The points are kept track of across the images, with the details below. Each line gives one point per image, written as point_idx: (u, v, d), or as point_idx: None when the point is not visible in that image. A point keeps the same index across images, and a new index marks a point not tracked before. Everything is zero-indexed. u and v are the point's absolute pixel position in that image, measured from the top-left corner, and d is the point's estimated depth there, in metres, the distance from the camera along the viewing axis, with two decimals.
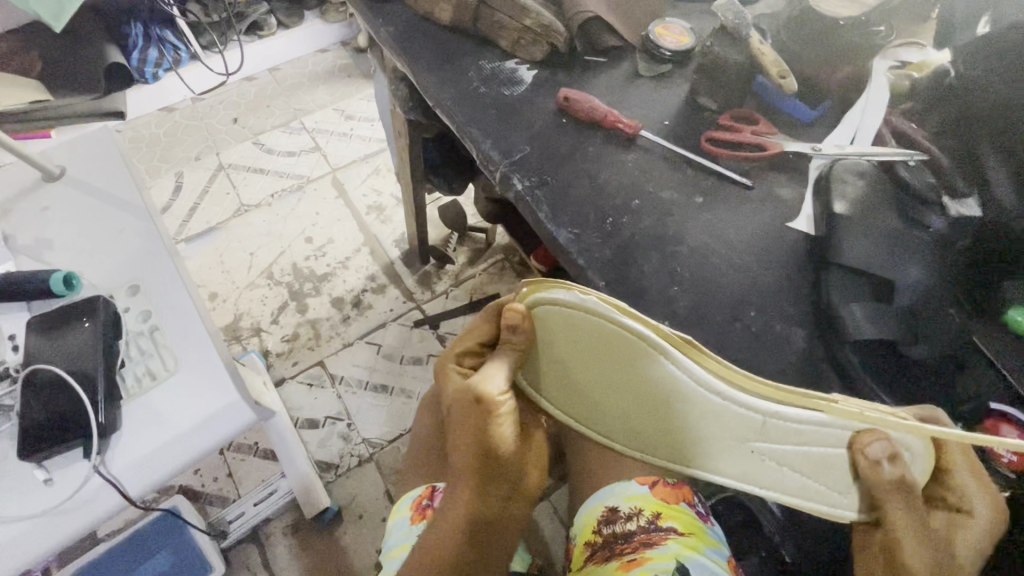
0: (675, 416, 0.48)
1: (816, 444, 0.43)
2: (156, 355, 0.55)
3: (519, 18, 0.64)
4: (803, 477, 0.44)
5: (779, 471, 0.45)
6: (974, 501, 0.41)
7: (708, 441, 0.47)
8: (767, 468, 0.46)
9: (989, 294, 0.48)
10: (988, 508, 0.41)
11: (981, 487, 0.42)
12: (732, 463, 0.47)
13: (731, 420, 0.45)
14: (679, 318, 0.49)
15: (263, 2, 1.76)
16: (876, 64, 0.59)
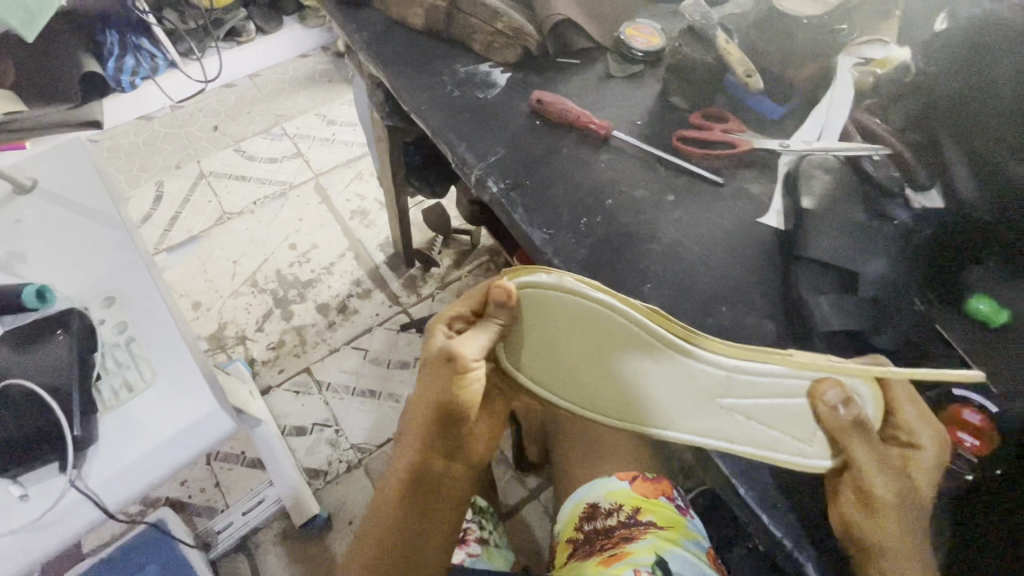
0: (641, 377, 0.48)
1: (772, 394, 0.46)
2: (133, 366, 0.54)
3: (491, 22, 0.64)
4: (766, 429, 0.45)
5: (739, 420, 0.46)
6: (922, 434, 0.42)
7: (676, 403, 0.48)
8: (720, 418, 0.46)
9: (953, 283, 0.49)
10: (938, 439, 0.42)
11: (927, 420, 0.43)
12: (695, 419, 0.47)
13: (692, 376, 0.47)
14: None
15: (241, 9, 1.75)
16: (841, 61, 0.60)
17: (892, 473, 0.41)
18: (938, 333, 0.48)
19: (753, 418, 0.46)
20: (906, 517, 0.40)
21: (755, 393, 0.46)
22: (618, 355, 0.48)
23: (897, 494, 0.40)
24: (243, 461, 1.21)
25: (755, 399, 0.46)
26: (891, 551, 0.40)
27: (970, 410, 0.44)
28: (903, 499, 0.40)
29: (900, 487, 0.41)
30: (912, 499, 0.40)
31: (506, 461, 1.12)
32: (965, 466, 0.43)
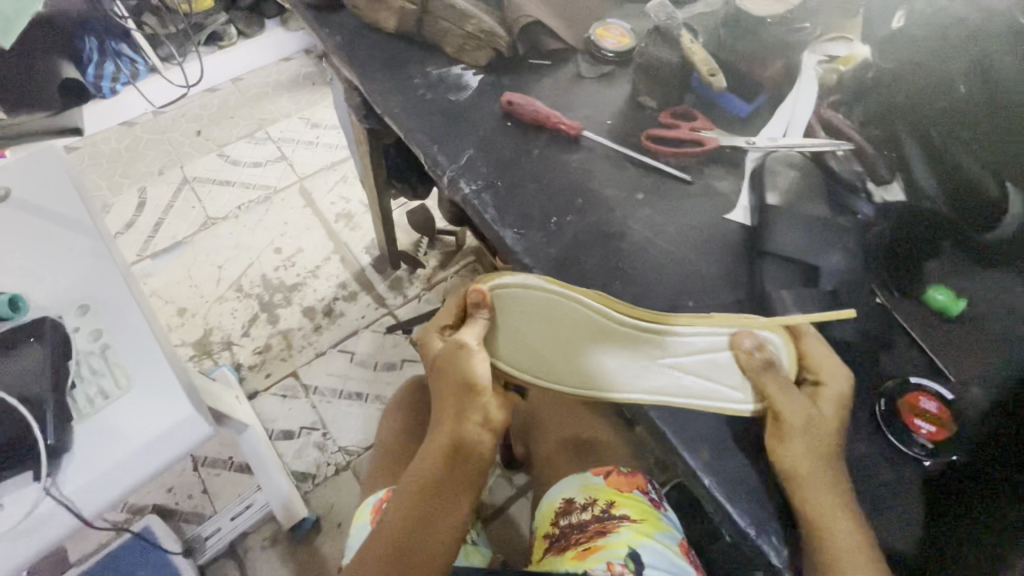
0: (589, 344, 0.49)
1: (705, 350, 0.48)
2: (108, 374, 0.54)
3: (461, 24, 0.65)
4: (701, 381, 0.47)
5: (674, 376, 0.47)
6: (827, 369, 0.45)
7: (624, 365, 0.48)
8: (669, 378, 0.47)
9: (914, 274, 0.50)
10: (842, 372, 0.45)
11: (833, 358, 0.46)
12: (637, 380, 0.48)
13: (632, 339, 0.49)
14: None
15: (222, 13, 1.75)
16: (804, 58, 0.62)
17: (798, 403, 0.43)
18: (899, 322, 0.49)
19: (692, 375, 0.47)
20: (820, 446, 0.42)
21: (692, 353, 0.48)
22: (562, 319, 0.49)
23: (804, 423, 0.43)
24: (230, 466, 1.20)
25: (690, 357, 0.48)
26: (812, 477, 0.41)
27: (927, 398, 0.45)
28: (812, 428, 0.43)
29: (807, 417, 0.43)
30: (821, 428, 0.42)
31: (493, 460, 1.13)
32: (923, 453, 0.43)
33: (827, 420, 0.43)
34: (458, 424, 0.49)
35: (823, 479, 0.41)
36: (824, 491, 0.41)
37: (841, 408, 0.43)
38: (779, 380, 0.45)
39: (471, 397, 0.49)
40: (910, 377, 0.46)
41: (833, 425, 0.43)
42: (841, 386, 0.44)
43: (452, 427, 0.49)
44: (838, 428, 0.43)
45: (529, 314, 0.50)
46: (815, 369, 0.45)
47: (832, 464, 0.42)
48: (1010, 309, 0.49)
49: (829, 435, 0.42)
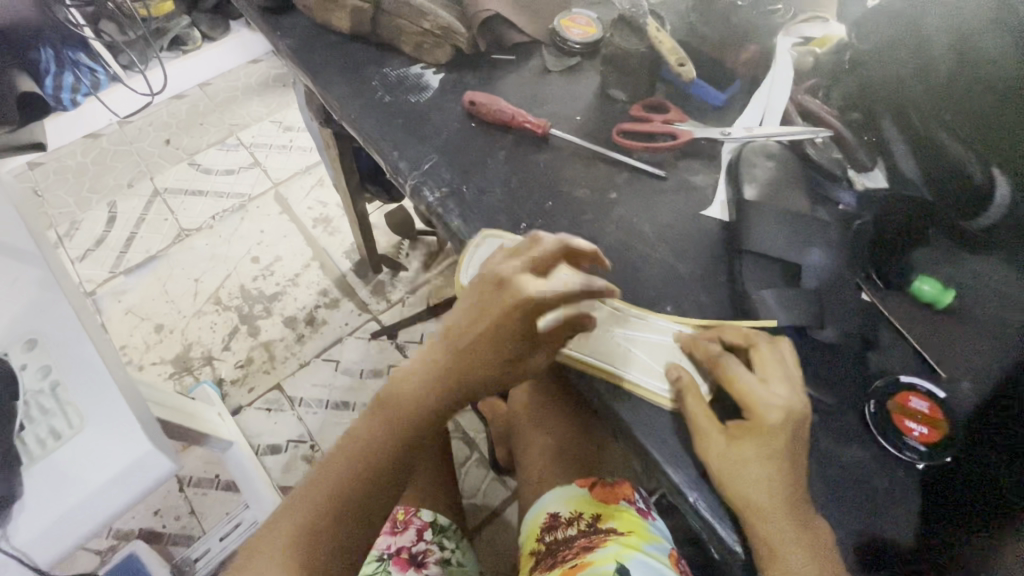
0: None
1: (662, 339, 0.46)
2: (60, 413, 0.51)
3: (418, 21, 0.62)
4: (646, 364, 0.45)
5: (626, 353, 0.46)
6: (750, 396, 0.40)
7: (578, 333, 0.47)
8: (622, 354, 0.46)
9: (902, 265, 0.48)
10: (766, 399, 0.40)
11: (757, 383, 0.41)
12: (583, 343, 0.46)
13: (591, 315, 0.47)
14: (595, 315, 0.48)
15: (184, 16, 1.68)
16: (780, 42, 0.59)
17: (710, 430, 0.41)
18: (884, 316, 0.47)
19: (641, 353, 0.46)
20: (735, 477, 0.39)
21: (646, 331, 0.47)
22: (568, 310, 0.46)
23: (716, 452, 0.40)
24: (217, 485, 1.18)
25: (649, 339, 0.46)
26: (768, 520, 0.38)
27: (917, 397, 0.43)
28: (725, 458, 0.40)
29: (717, 446, 0.40)
30: (736, 460, 0.39)
31: (485, 463, 1.11)
32: (916, 456, 0.41)
33: (743, 452, 0.39)
34: (483, 373, 0.43)
35: (745, 508, 0.39)
36: (761, 522, 0.38)
37: (771, 446, 0.39)
38: (694, 408, 0.42)
39: (510, 358, 0.43)
40: (898, 376, 0.44)
41: (752, 457, 0.39)
42: (766, 417, 0.39)
43: (472, 370, 0.43)
44: (766, 463, 0.38)
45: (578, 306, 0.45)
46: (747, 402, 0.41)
47: (760, 494, 0.38)
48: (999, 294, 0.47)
49: (755, 470, 0.39)
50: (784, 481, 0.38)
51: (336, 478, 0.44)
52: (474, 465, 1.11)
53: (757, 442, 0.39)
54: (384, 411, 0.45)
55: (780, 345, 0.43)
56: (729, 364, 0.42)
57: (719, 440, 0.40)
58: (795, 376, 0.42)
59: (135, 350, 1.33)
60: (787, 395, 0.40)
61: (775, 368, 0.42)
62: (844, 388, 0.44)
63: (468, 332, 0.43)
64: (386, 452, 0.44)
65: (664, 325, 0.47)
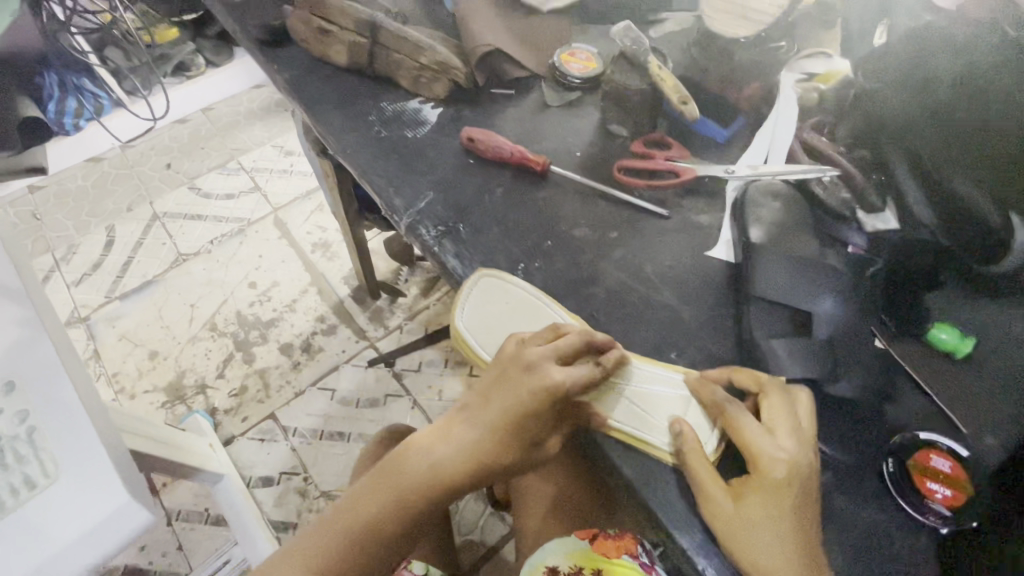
0: None
1: (665, 391, 0.44)
2: (34, 461, 0.49)
3: (416, 56, 0.61)
4: (647, 418, 0.43)
5: (629, 406, 0.43)
6: (757, 453, 0.39)
7: None
8: (623, 408, 0.43)
9: (918, 311, 0.46)
10: (772, 455, 0.38)
11: (764, 438, 0.39)
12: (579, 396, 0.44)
13: None
14: None
15: (188, 43, 1.69)
16: (783, 77, 0.57)
17: (714, 487, 0.39)
18: (900, 366, 0.44)
19: (642, 404, 0.43)
20: (741, 542, 0.37)
21: (649, 382, 0.44)
22: None
23: (721, 513, 0.38)
24: (206, 519, 1.14)
25: (649, 388, 0.44)
26: None
27: (940, 455, 0.40)
28: (732, 519, 0.37)
29: (722, 505, 0.38)
30: (741, 521, 0.37)
31: (483, 498, 1.07)
32: (940, 521, 0.38)
33: (751, 514, 0.37)
34: (500, 456, 0.42)
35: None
36: None
37: (777, 504, 0.37)
38: (697, 462, 0.40)
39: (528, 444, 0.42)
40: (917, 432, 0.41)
41: (760, 520, 0.37)
42: (770, 472, 0.38)
43: (489, 452, 0.42)
44: (775, 525, 0.37)
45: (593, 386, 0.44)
46: (751, 457, 0.39)
47: (772, 561, 0.36)
48: (1016, 341, 0.45)
49: (763, 531, 0.37)
50: (794, 544, 0.36)
51: (333, 546, 0.43)
52: (472, 500, 1.07)
53: (764, 500, 0.37)
54: (389, 482, 0.44)
55: (794, 396, 0.41)
56: (734, 416, 0.40)
57: (723, 499, 0.38)
58: (804, 431, 0.40)
59: (128, 377, 1.31)
60: (795, 451, 0.38)
61: (785, 421, 0.39)
62: (862, 444, 0.42)
63: (487, 414, 0.43)
64: (385, 525, 0.43)
65: (666, 374, 0.44)
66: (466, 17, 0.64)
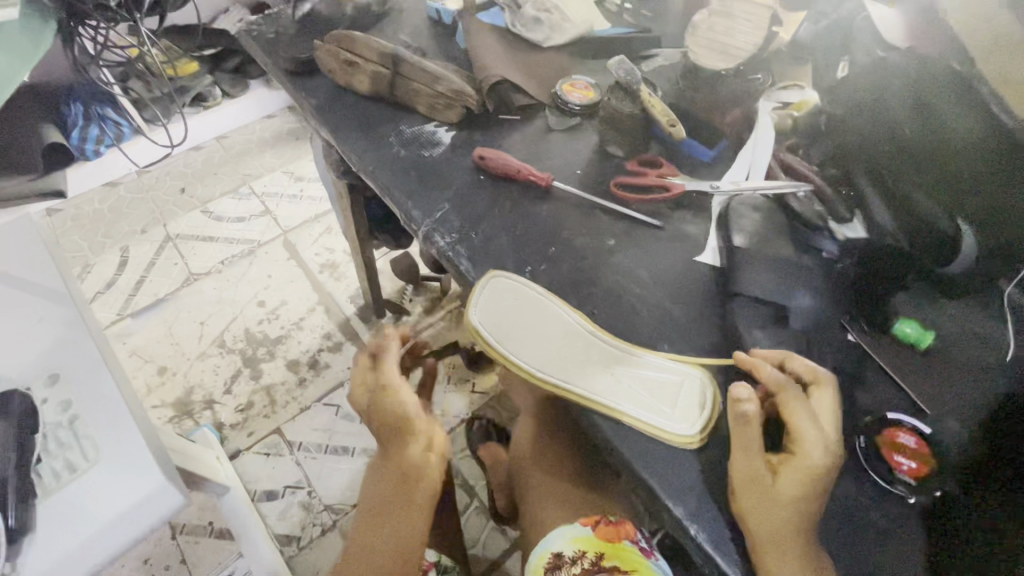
0: (566, 352, 0.50)
1: (661, 377, 0.49)
2: (76, 447, 0.53)
3: (433, 85, 0.67)
4: (642, 404, 0.47)
5: (626, 387, 0.48)
6: (806, 436, 0.41)
7: (568, 363, 0.49)
8: (611, 384, 0.48)
9: (883, 310, 0.51)
10: (820, 441, 0.41)
11: (816, 425, 0.42)
12: (585, 376, 0.48)
13: (589, 347, 0.50)
14: (598, 350, 0.50)
15: (206, 75, 1.77)
16: (761, 105, 0.63)
17: (759, 461, 0.41)
18: (871, 357, 0.50)
19: (640, 388, 0.48)
20: (773, 513, 0.40)
21: (649, 371, 0.49)
22: (569, 344, 0.50)
23: (760, 485, 0.40)
24: (210, 533, 1.15)
25: (650, 376, 0.49)
26: (784, 556, 0.39)
27: (904, 432, 0.45)
28: (770, 492, 0.40)
29: (764, 479, 0.40)
30: (779, 497, 0.40)
31: (485, 511, 1.09)
32: (908, 490, 0.43)
33: (786, 489, 0.40)
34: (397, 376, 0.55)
35: (765, 544, 0.39)
36: (770, 554, 0.39)
37: (810, 483, 0.40)
38: (751, 434, 0.42)
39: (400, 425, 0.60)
40: (886, 413, 0.46)
41: (793, 496, 0.40)
42: (813, 454, 0.41)
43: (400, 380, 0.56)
44: (801, 501, 0.40)
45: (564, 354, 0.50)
46: (793, 437, 0.42)
47: (786, 534, 0.39)
48: (965, 333, 0.50)
49: (787, 505, 0.40)
50: (806, 519, 0.40)
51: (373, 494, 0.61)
52: (474, 513, 1.09)
53: (799, 476, 0.40)
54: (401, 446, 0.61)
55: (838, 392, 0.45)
56: (795, 401, 0.43)
57: (767, 474, 0.41)
58: (837, 424, 0.44)
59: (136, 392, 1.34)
60: (837, 441, 0.42)
61: (829, 412, 0.44)
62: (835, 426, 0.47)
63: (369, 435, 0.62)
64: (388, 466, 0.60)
65: (661, 363, 0.50)
66: (476, 52, 0.72)
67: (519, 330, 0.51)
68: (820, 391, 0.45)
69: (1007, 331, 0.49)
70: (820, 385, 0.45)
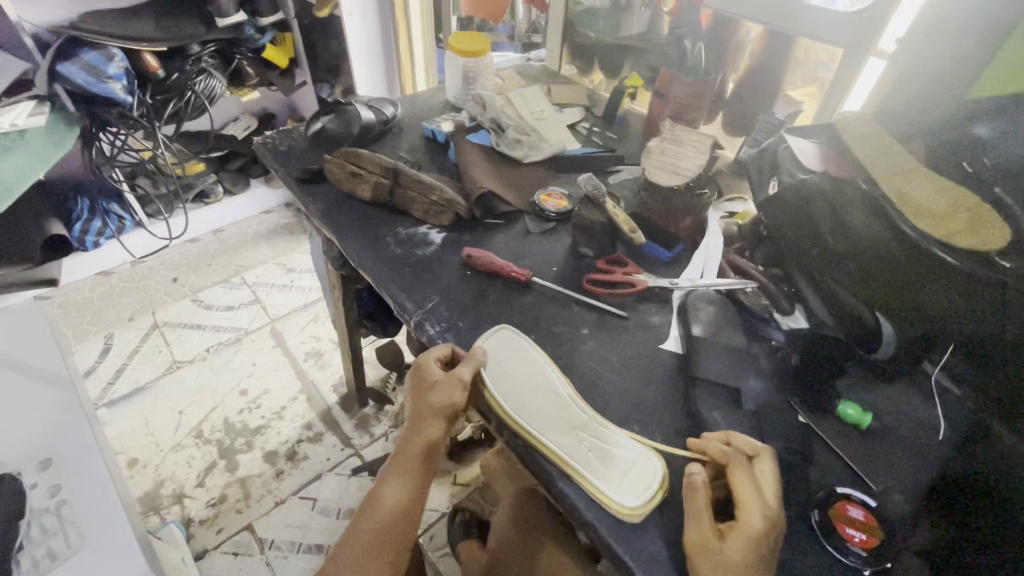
0: (541, 409, 0.55)
1: (626, 450, 0.53)
2: (60, 533, 0.58)
3: (428, 194, 0.77)
4: (601, 473, 0.51)
5: (589, 449, 0.53)
6: (746, 501, 0.46)
7: (540, 420, 0.54)
8: (575, 440, 0.53)
9: (828, 393, 0.59)
10: (760, 508, 0.45)
11: (758, 493, 0.46)
12: (552, 434, 0.53)
13: (564, 408, 0.56)
14: (569, 419, 0.55)
15: (211, 174, 1.89)
16: (711, 214, 0.75)
17: (708, 527, 0.45)
18: (819, 437, 0.56)
19: (604, 452, 0.52)
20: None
21: (614, 440, 0.53)
22: (545, 401, 0.56)
23: (708, 549, 0.44)
24: None
25: (616, 451, 0.53)
26: None
27: (854, 505, 0.50)
28: (716, 556, 0.43)
29: (712, 542, 0.44)
30: (725, 560, 0.43)
31: None
32: (862, 561, 0.46)
33: (734, 551, 0.43)
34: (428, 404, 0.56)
35: None
36: None
37: (753, 548, 0.43)
38: (700, 501, 0.46)
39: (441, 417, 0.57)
40: (837, 487, 0.52)
41: (740, 558, 0.43)
42: (753, 519, 0.44)
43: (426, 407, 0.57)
44: (748, 565, 0.42)
45: (534, 408, 0.55)
46: (738, 506, 0.46)
47: None
48: (892, 412, 0.58)
49: (735, 568, 0.42)
50: None
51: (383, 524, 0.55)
52: None
53: (742, 539, 0.43)
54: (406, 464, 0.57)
55: (776, 465, 0.50)
56: (740, 472, 0.48)
57: (713, 538, 0.44)
58: (775, 494, 0.47)
59: None
60: (775, 510, 0.46)
61: (771, 484, 0.48)
62: (790, 503, 0.51)
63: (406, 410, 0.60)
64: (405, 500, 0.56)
65: (630, 441, 0.53)
66: (465, 167, 0.83)
67: (503, 382, 0.57)
68: (761, 465, 0.49)
69: (937, 415, 0.57)
70: (761, 460, 0.50)
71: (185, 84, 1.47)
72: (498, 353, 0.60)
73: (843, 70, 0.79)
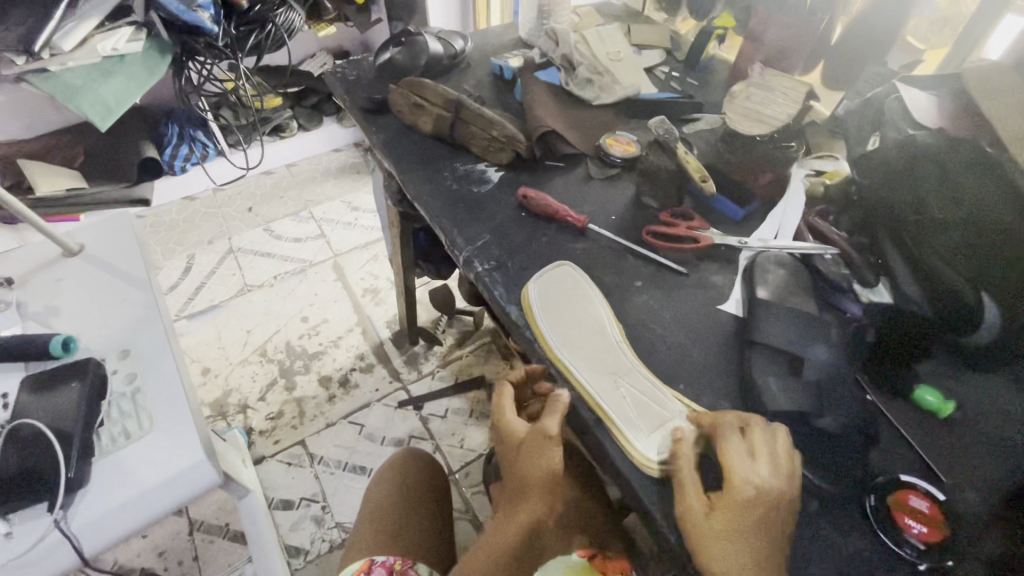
0: (586, 346, 0.54)
1: (659, 401, 0.50)
2: (134, 417, 0.65)
3: (488, 130, 0.75)
4: (632, 419, 0.49)
5: (629, 392, 0.51)
6: (735, 470, 0.43)
7: (582, 356, 0.53)
8: (614, 382, 0.52)
9: (904, 374, 0.53)
10: (748, 478, 0.43)
11: (747, 461, 0.44)
12: (592, 372, 0.52)
13: (609, 351, 0.54)
14: (610, 362, 0.53)
15: (287, 110, 1.94)
16: (794, 171, 0.68)
17: (692, 500, 0.43)
18: (888, 419, 0.51)
19: (643, 396, 0.51)
20: (710, 551, 0.41)
21: (652, 388, 0.51)
22: (593, 339, 0.55)
23: (692, 522, 0.43)
24: (225, 534, 1.10)
25: (650, 404, 0.50)
26: None
27: (918, 496, 0.46)
28: (701, 528, 0.42)
29: (698, 512, 0.43)
30: (712, 532, 0.42)
31: None
32: (916, 553, 0.43)
33: (718, 522, 0.42)
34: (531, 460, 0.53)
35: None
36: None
37: (740, 517, 0.42)
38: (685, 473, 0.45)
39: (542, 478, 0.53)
40: (900, 474, 0.47)
41: (725, 528, 0.41)
42: (740, 488, 0.43)
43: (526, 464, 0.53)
44: (737, 536, 0.41)
45: (577, 346, 0.54)
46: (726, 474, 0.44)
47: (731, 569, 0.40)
48: (980, 404, 0.52)
49: (724, 539, 0.41)
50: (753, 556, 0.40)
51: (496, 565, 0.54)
52: None
53: (728, 511, 0.42)
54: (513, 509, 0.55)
55: (777, 430, 0.46)
56: (728, 439, 0.45)
57: (700, 509, 0.43)
58: (783, 462, 0.44)
59: None
60: (772, 476, 0.43)
61: (768, 449, 0.45)
62: (842, 485, 0.47)
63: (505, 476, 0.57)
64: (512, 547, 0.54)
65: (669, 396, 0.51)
66: (530, 104, 0.79)
67: (554, 314, 0.56)
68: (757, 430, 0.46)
69: None
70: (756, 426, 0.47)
71: (268, 16, 1.48)
72: (551, 290, 0.58)
73: (977, 21, 0.68)
